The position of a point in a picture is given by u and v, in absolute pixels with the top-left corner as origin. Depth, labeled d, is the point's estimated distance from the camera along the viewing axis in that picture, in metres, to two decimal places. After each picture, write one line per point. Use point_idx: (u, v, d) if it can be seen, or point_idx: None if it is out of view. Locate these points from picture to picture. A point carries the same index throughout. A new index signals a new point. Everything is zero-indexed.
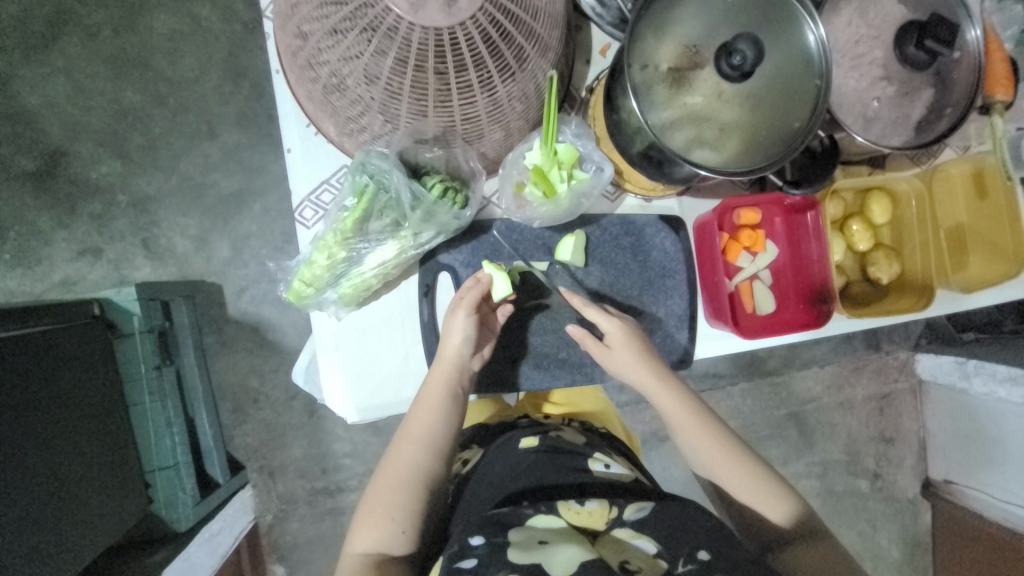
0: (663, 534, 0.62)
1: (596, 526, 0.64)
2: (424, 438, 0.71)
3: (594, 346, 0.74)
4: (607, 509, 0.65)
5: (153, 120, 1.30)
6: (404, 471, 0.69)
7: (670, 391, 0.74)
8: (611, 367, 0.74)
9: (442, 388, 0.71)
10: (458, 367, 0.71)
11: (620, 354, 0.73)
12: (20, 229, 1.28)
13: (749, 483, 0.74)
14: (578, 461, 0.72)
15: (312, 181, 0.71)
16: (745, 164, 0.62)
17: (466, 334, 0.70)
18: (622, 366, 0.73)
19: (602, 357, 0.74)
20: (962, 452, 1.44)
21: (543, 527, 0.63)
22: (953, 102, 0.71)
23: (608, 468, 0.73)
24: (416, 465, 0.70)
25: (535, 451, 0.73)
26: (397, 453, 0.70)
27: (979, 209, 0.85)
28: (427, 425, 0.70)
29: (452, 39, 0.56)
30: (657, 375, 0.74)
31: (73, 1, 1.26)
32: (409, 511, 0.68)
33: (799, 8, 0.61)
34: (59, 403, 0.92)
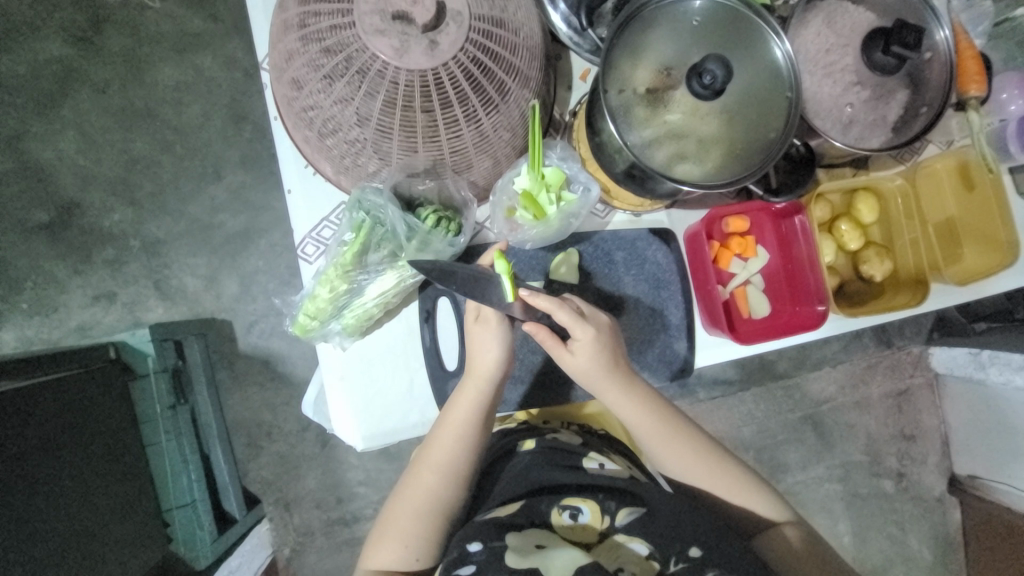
0: (656, 535, 0.64)
1: (592, 534, 0.66)
2: (446, 465, 0.70)
3: (553, 345, 0.70)
4: (598, 517, 0.67)
5: (161, 167, 1.36)
6: (424, 495, 0.70)
7: (656, 408, 0.74)
8: (567, 367, 0.71)
9: (465, 415, 0.70)
10: (489, 388, 0.70)
11: (581, 360, 0.70)
12: (36, 279, 1.33)
13: (734, 488, 0.76)
14: (573, 458, 0.74)
15: (312, 219, 0.74)
16: (725, 175, 0.64)
17: (499, 356, 0.70)
18: (581, 368, 0.70)
19: (559, 354, 0.71)
20: (984, 446, 1.41)
21: (539, 532, 0.66)
22: (927, 101, 0.73)
23: (603, 466, 0.74)
24: (434, 492, 0.70)
25: (532, 453, 0.75)
26: (417, 479, 0.70)
27: (967, 201, 0.85)
28: (452, 453, 0.70)
29: (436, 79, 0.60)
30: (625, 392, 0.72)
31: (82, 59, 1.33)
32: (426, 533, 0.69)
33: (765, 26, 0.64)
34: (75, 451, 0.93)
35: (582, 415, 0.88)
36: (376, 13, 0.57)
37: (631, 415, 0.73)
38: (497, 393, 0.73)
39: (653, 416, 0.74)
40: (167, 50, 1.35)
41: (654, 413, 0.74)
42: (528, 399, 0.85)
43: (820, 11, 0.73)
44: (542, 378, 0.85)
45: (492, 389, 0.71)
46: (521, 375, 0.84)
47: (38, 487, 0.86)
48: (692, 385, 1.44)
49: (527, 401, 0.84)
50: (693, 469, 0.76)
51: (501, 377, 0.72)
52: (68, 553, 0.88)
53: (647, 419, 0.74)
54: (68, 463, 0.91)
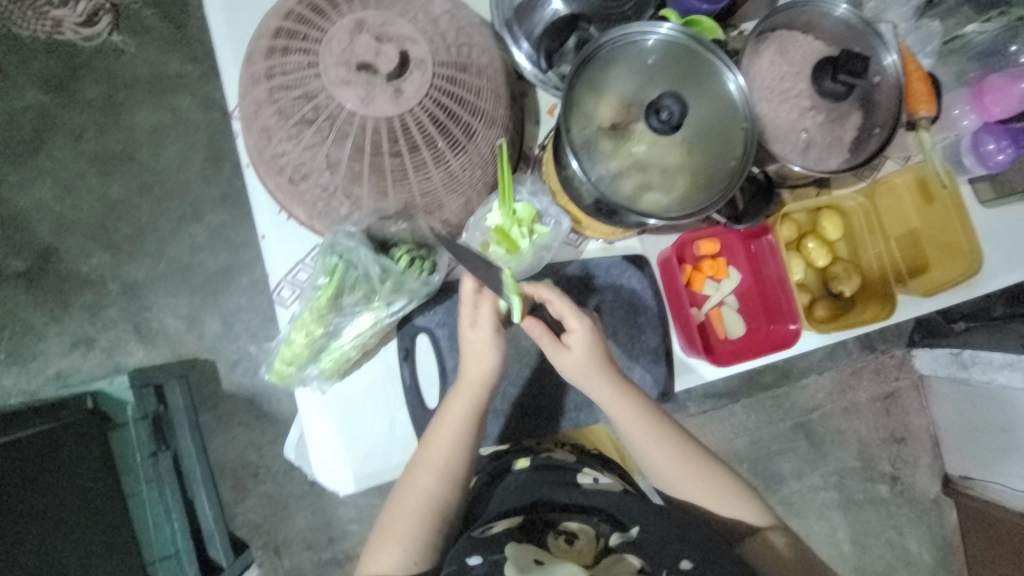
0: (649, 549, 0.66)
1: (588, 555, 0.68)
2: (442, 467, 0.69)
3: (552, 344, 0.70)
4: (594, 540, 0.69)
5: (140, 210, 1.35)
6: (419, 498, 0.69)
7: (647, 407, 0.74)
8: (564, 366, 0.71)
9: (461, 414, 0.69)
10: (483, 390, 0.69)
11: (578, 355, 0.70)
12: (12, 328, 1.31)
13: (719, 490, 0.77)
14: (567, 475, 0.73)
15: (288, 263, 0.74)
16: (691, 205, 0.66)
17: (493, 358, 0.68)
18: (576, 368, 0.70)
19: (556, 354, 0.71)
20: (972, 445, 1.43)
21: (536, 548, 0.66)
22: (880, 122, 0.76)
23: (597, 481, 0.73)
24: (432, 495, 0.69)
25: (527, 471, 0.73)
26: (413, 484, 0.69)
27: (929, 213, 0.88)
28: (449, 455, 0.69)
29: (403, 125, 0.62)
30: (617, 388, 0.71)
31: (57, 106, 1.33)
32: (423, 536, 0.69)
33: (718, 61, 0.67)
34: (40, 514, 0.91)
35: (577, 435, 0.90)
36: (342, 65, 0.60)
37: (623, 414, 0.73)
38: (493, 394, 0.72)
39: (644, 416, 0.73)
40: (144, 93, 1.36)
41: (646, 412, 0.74)
42: (515, 431, 0.84)
43: (772, 42, 0.76)
44: (526, 408, 0.84)
45: (485, 395, 0.70)
46: (506, 407, 0.83)
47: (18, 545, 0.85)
48: (682, 400, 1.45)
49: (513, 432, 0.83)
50: (681, 470, 0.76)
51: (494, 381, 0.70)
52: None
53: (639, 417, 0.73)
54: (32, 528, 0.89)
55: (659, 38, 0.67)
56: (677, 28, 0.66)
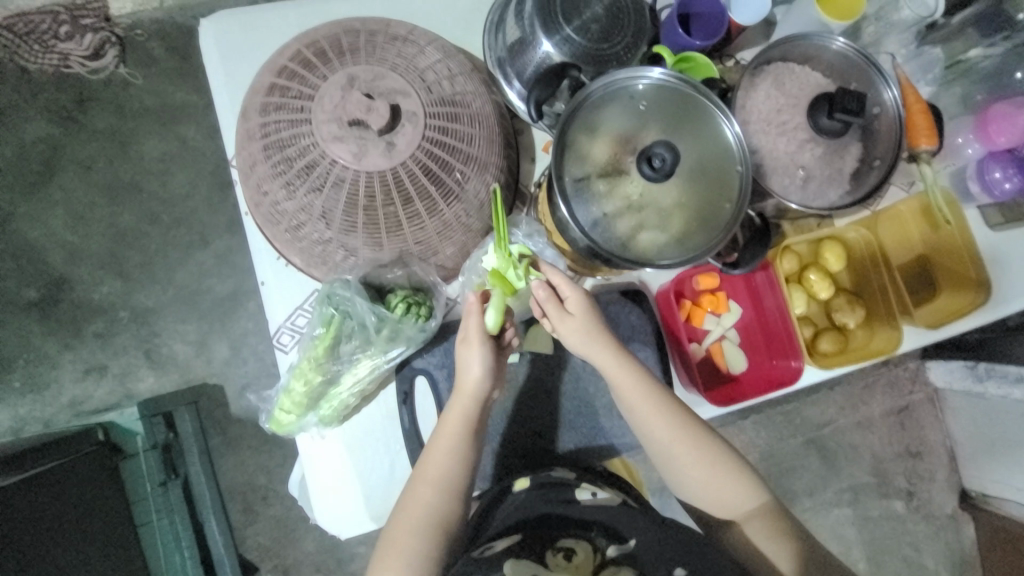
0: (645, 561, 0.66)
1: (585, 569, 0.65)
2: (438, 478, 0.69)
3: (554, 310, 0.69)
4: (591, 555, 0.67)
5: (149, 237, 1.38)
6: (420, 511, 0.68)
7: (648, 380, 0.70)
8: (564, 333, 0.69)
9: (455, 429, 0.69)
10: (475, 403, 0.69)
11: (580, 320, 0.69)
12: (27, 357, 1.34)
13: (718, 477, 0.72)
14: (565, 492, 0.74)
15: (287, 308, 0.75)
16: (685, 250, 0.66)
17: (485, 363, 0.68)
18: (579, 337, 0.69)
19: (558, 322, 0.70)
20: (989, 461, 1.39)
21: (535, 563, 0.66)
22: (880, 154, 0.74)
23: (596, 496, 0.74)
24: (434, 508, 0.68)
25: (524, 492, 0.72)
26: (414, 495, 0.68)
27: (935, 239, 0.86)
28: (445, 468, 0.68)
29: (395, 179, 0.62)
30: (616, 355, 0.69)
31: (68, 139, 1.37)
32: (425, 549, 0.66)
33: (713, 105, 0.66)
34: (71, 541, 0.96)
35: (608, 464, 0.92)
36: (334, 121, 0.60)
37: (621, 383, 0.70)
38: (487, 408, 0.71)
39: (643, 387, 0.70)
40: (152, 123, 1.39)
41: (646, 384, 0.70)
42: (516, 466, 0.83)
43: (768, 75, 0.76)
44: (527, 443, 0.84)
45: (481, 399, 0.69)
46: (507, 443, 0.83)
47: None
48: None
49: (514, 467, 0.83)
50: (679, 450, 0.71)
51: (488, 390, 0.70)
52: None
53: (638, 387, 0.70)
54: (66, 554, 0.93)
55: (650, 82, 0.67)
56: (668, 73, 0.65)
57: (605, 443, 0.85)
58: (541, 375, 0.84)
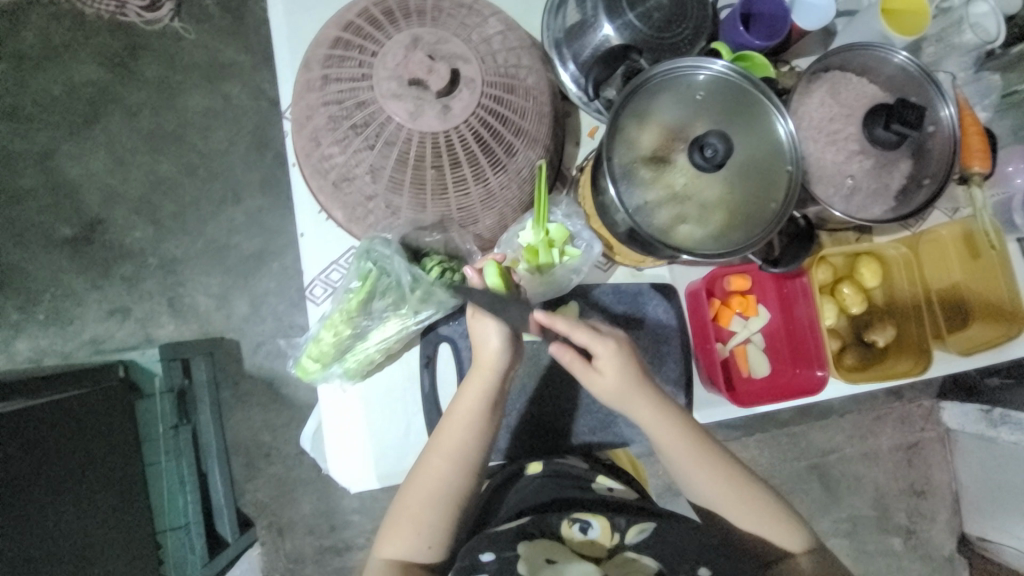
0: (664, 550, 0.65)
1: (601, 549, 0.67)
2: (453, 454, 0.69)
3: (581, 368, 0.69)
4: (608, 536, 0.67)
5: (184, 189, 1.41)
6: (433, 487, 0.69)
7: (687, 426, 0.72)
8: (598, 389, 0.70)
9: (473, 406, 0.69)
10: (495, 378, 0.68)
11: (610, 377, 0.68)
12: (55, 291, 1.37)
13: (757, 516, 0.73)
14: (580, 482, 0.75)
15: (323, 262, 0.76)
16: (725, 244, 0.65)
17: (503, 347, 0.68)
18: (610, 390, 0.69)
19: (586, 374, 0.69)
20: (996, 507, 1.36)
21: (549, 542, 0.66)
22: (930, 173, 0.73)
23: (612, 489, 0.75)
24: (448, 483, 0.69)
25: (540, 476, 0.75)
26: (428, 471, 0.69)
27: (974, 269, 0.85)
28: (461, 442, 0.69)
29: (447, 142, 0.63)
30: (655, 407, 0.70)
31: (117, 84, 1.40)
32: (439, 520, 0.69)
33: (769, 103, 0.66)
34: (73, 472, 0.96)
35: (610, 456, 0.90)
36: (394, 78, 0.61)
37: (659, 431, 0.71)
38: (505, 383, 0.71)
39: (682, 433, 0.72)
40: (199, 78, 1.41)
41: (685, 428, 0.72)
42: (525, 446, 0.84)
43: (824, 82, 0.75)
44: (538, 424, 0.84)
45: (498, 382, 0.69)
46: (518, 423, 0.84)
47: (45, 500, 0.89)
48: None
49: (523, 447, 0.84)
50: (715, 488, 0.73)
51: (507, 368, 0.70)
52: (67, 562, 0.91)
53: (676, 435, 0.71)
54: (67, 483, 0.94)
55: (711, 74, 0.67)
56: (730, 67, 0.65)
57: (616, 434, 0.85)
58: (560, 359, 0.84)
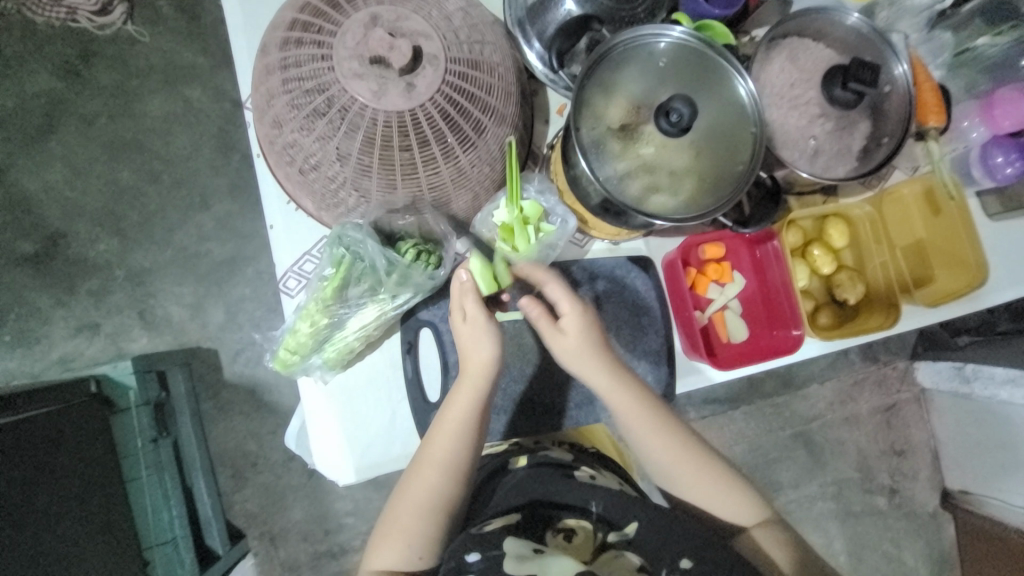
0: (647, 548, 0.66)
1: (586, 551, 0.66)
2: (443, 462, 0.68)
3: (547, 326, 0.70)
4: (591, 536, 0.67)
5: (148, 197, 1.36)
6: (424, 492, 0.68)
7: (647, 398, 0.72)
8: (558, 351, 0.70)
9: (463, 415, 0.68)
10: (485, 385, 0.68)
11: (573, 338, 0.69)
12: (18, 311, 1.32)
13: (716, 489, 0.74)
14: (565, 471, 0.74)
15: (295, 254, 0.75)
16: (697, 208, 0.66)
17: (497, 355, 0.68)
18: (570, 352, 0.70)
19: (551, 336, 0.70)
20: (974, 459, 1.42)
21: (535, 543, 0.66)
22: (889, 132, 0.75)
23: (595, 478, 0.75)
24: (437, 492, 0.68)
25: (527, 468, 0.74)
26: (417, 479, 0.68)
27: (937, 224, 0.87)
28: (449, 450, 0.68)
29: (413, 120, 0.62)
30: (611, 372, 0.70)
31: (69, 92, 1.34)
32: (428, 531, 0.68)
33: (730, 67, 0.67)
34: (44, 490, 0.91)
35: (575, 434, 0.90)
36: (355, 58, 0.60)
37: (618, 398, 0.70)
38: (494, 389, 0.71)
39: (640, 402, 0.71)
40: (157, 82, 1.36)
41: (641, 399, 0.72)
42: (513, 429, 0.84)
43: (783, 48, 0.76)
44: (524, 407, 0.84)
45: (487, 389, 0.68)
46: (504, 406, 0.84)
47: (27, 516, 0.87)
48: (682, 405, 1.43)
49: (510, 430, 0.84)
50: (678, 463, 0.74)
51: (496, 375, 0.69)
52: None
53: (635, 404, 0.71)
54: (41, 498, 0.90)
55: (671, 41, 0.67)
56: (690, 32, 0.66)
57: (602, 409, 0.85)
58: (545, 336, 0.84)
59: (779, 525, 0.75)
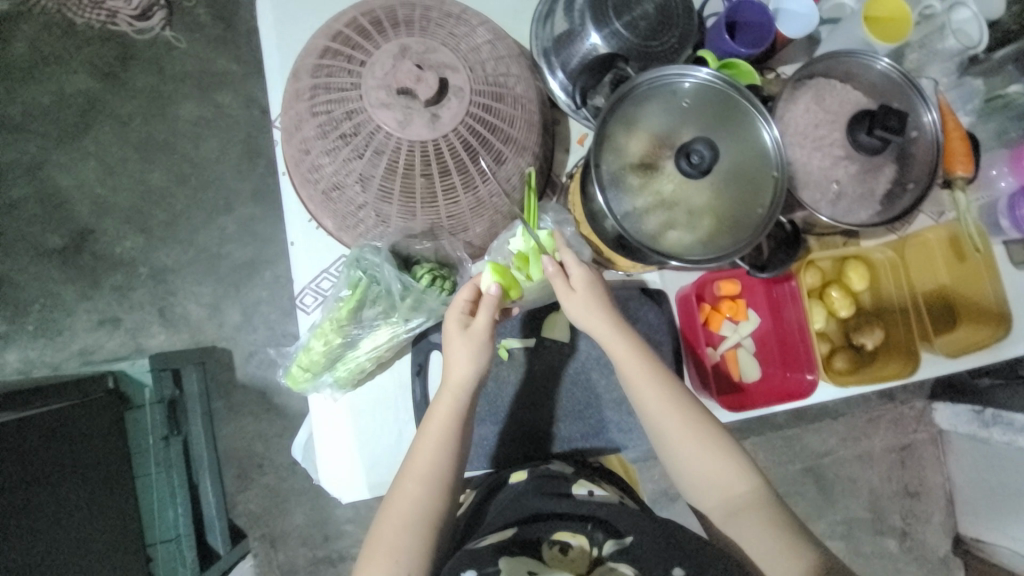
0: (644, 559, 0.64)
1: (580, 565, 0.65)
2: (425, 471, 0.67)
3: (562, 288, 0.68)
4: (587, 550, 0.66)
5: (175, 197, 1.40)
6: (407, 507, 0.67)
7: (645, 353, 0.70)
8: (570, 309, 0.68)
9: (445, 419, 0.68)
10: (465, 391, 0.68)
11: (586, 297, 0.68)
12: (44, 302, 1.36)
13: (709, 453, 0.69)
14: (562, 486, 0.74)
15: (313, 271, 0.77)
16: (714, 248, 0.66)
17: (480, 364, 0.67)
18: (583, 311, 0.68)
19: (565, 298, 0.68)
20: (990, 508, 1.37)
21: (530, 559, 0.65)
22: (914, 178, 0.74)
23: (593, 493, 0.73)
24: (422, 503, 0.67)
25: (524, 483, 0.74)
26: (400, 491, 0.67)
27: (960, 272, 0.86)
28: (433, 458, 0.67)
29: (436, 150, 0.64)
30: (614, 322, 0.68)
31: (107, 93, 1.39)
32: (415, 546, 0.65)
33: (754, 109, 0.67)
34: (57, 484, 0.93)
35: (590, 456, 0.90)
36: (383, 88, 0.62)
37: (615, 347, 0.69)
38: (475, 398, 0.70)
39: (639, 356, 0.69)
40: (191, 87, 1.41)
41: (640, 352, 0.69)
42: (518, 454, 0.84)
43: (809, 89, 0.76)
44: (530, 432, 0.84)
45: (467, 399, 0.68)
46: (511, 429, 0.84)
47: (39, 511, 0.89)
48: None
49: (515, 455, 0.84)
50: (674, 420, 0.69)
51: (476, 386, 0.69)
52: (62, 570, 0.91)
53: (633, 354, 0.69)
54: (46, 495, 0.91)
55: (696, 81, 0.67)
56: (715, 74, 0.66)
57: (608, 438, 0.85)
58: (555, 362, 0.84)
59: (778, 508, 0.68)
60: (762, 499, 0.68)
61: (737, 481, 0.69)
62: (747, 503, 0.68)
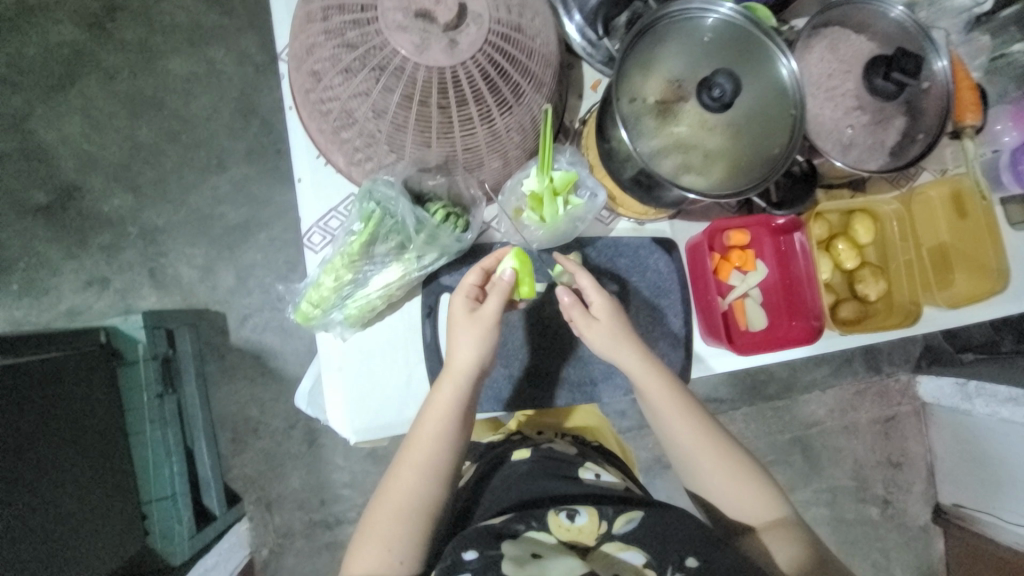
0: (652, 544, 0.64)
1: (587, 539, 0.66)
2: (425, 462, 0.68)
3: (580, 318, 0.71)
4: (597, 525, 0.67)
5: (166, 155, 1.36)
6: (405, 498, 0.67)
7: (673, 381, 0.73)
8: (592, 337, 0.71)
9: (445, 412, 0.68)
10: (467, 383, 0.68)
11: (606, 323, 0.71)
12: (28, 261, 1.31)
13: (735, 478, 0.73)
14: (567, 469, 0.76)
15: (321, 210, 0.75)
16: (730, 187, 0.66)
17: (479, 355, 0.68)
18: (605, 338, 0.71)
19: (586, 324, 0.71)
20: (969, 476, 1.42)
21: (536, 537, 0.66)
22: (925, 128, 0.75)
23: (599, 477, 0.76)
24: (418, 494, 0.67)
25: (528, 462, 0.76)
26: (398, 479, 0.68)
27: (961, 228, 0.88)
28: (434, 449, 0.68)
29: (454, 77, 0.62)
30: (641, 353, 0.71)
31: (92, 44, 1.33)
32: (409, 534, 0.66)
33: (773, 46, 0.66)
34: (59, 430, 0.92)
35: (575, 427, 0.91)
36: (400, 10, 0.60)
37: (646, 377, 0.71)
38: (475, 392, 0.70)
39: (669, 386, 0.72)
40: (181, 41, 1.36)
41: (671, 383, 0.72)
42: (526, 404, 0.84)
43: (824, 37, 0.75)
44: (538, 381, 0.84)
45: (468, 388, 0.68)
46: (520, 379, 0.83)
47: (41, 454, 0.88)
48: None
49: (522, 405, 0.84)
50: (696, 443, 0.73)
51: (477, 377, 0.69)
52: (66, 516, 0.91)
53: (663, 386, 0.72)
54: (42, 464, 0.88)
55: (718, 17, 0.66)
56: (737, 9, 0.65)
57: (614, 391, 0.85)
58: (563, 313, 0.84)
59: (798, 525, 0.73)
60: (787, 523, 0.73)
61: (763, 508, 0.73)
62: (773, 526, 0.72)
